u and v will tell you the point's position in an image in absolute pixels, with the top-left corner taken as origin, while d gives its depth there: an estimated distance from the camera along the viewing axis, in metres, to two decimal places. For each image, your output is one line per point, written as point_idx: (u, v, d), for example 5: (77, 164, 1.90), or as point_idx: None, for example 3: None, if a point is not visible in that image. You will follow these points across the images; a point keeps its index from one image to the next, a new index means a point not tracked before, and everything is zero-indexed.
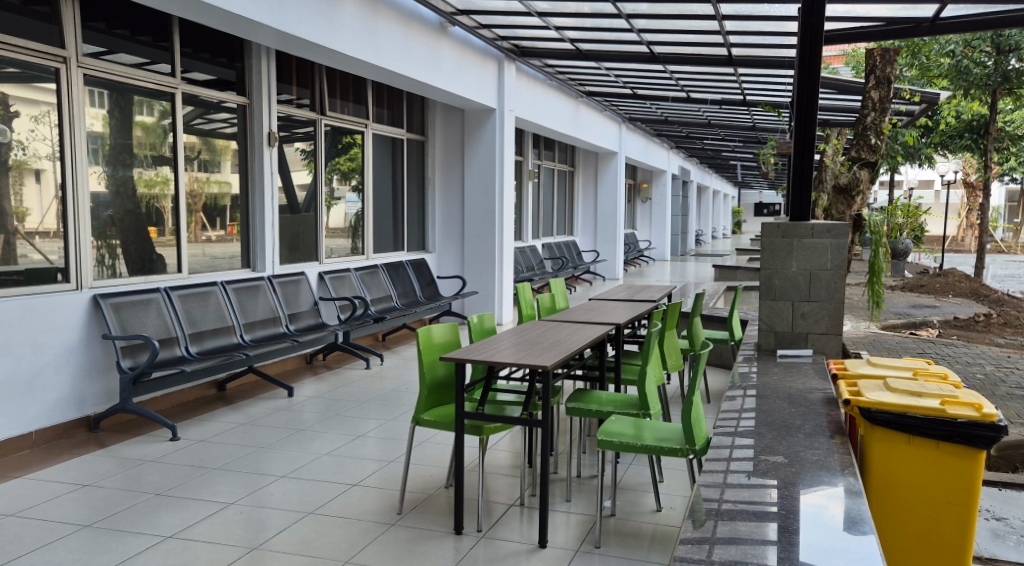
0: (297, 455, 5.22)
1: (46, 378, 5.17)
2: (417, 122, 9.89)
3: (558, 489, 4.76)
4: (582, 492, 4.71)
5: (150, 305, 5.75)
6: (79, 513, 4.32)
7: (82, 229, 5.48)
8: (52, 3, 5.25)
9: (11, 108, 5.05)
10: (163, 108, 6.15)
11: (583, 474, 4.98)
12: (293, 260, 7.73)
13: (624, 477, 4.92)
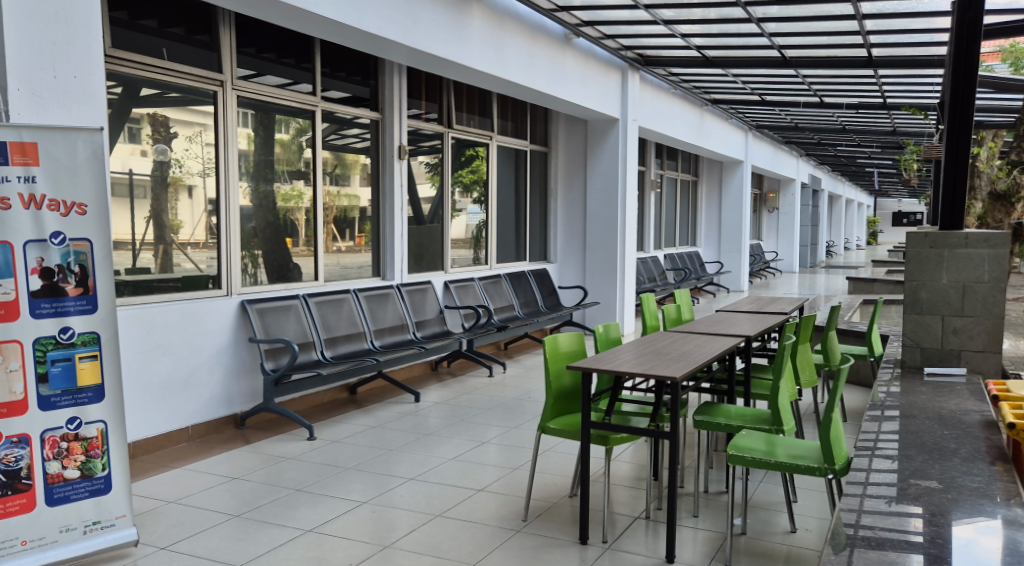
0: (425, 459, 5.36)
1: (200, 377, 5.52)
2: (540, 133, 9.98)
3: (686, 504, 4.69)
4: (711, 508, 4.63)
5: (290, 311, 6.04)
6: (228, 504, 4.58)
7: (230, 239, 5.81)
8: (212, 31, 5.64)
9: (170, 129, 5.41)
10: (298, 125, 6.40)
11: (712, 490, 4.89)
12: (420, 270, 7.94)
13: (755, 495, 4.80)
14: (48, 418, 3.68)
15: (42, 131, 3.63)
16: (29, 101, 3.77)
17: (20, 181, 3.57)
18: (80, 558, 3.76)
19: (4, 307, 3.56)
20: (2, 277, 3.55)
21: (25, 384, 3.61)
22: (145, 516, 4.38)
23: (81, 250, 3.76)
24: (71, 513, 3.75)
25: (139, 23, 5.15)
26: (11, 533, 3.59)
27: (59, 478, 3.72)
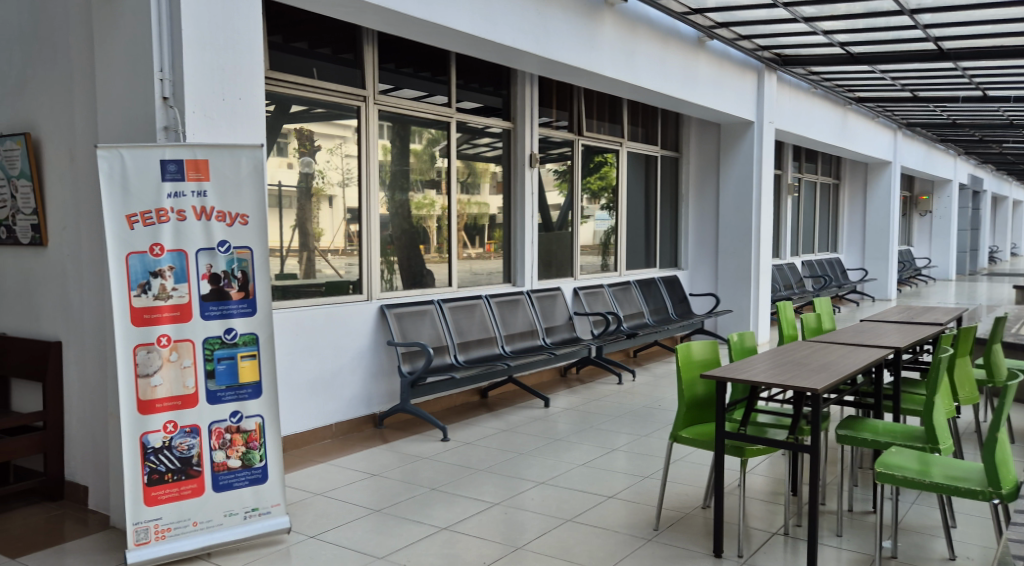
0: (554, 464, 5.46)
1: (343, 378, 5.82)
2: (671, 138, 9.94)
3: (828, 523, 4.58)
4: (856, 528, 4.50)
5: (425, 316, 6.29)
6: (369, 499, 4.82)
7: (370, 246, 6.12)
8: (356, 50, 5.95)
9: (314, 143, 5.74)
10: (431, 136, 6.62)
11: (857, 509, 4.75)
12: (549, 277, 8.05)
13: (907, 518, 4.62)
14: (214, 411, 4.02)
15: (213, 149, 3.97)
16: (202, 121, 4.12)
17: (193, 195, 3.95)
18: (241, 542, 4.08)
19: (180, 309, 3.94)
20: (178, 281, 3.93)
21: (196, 380, 3.97)
22: (296, 506, 4.68)
23: (243, 258, 4.08)
24: (233, 499, 4.07)
25: (292, 46, 5.51)
26: (184, 514, 3.95)
27: (224, 467, 4.04)
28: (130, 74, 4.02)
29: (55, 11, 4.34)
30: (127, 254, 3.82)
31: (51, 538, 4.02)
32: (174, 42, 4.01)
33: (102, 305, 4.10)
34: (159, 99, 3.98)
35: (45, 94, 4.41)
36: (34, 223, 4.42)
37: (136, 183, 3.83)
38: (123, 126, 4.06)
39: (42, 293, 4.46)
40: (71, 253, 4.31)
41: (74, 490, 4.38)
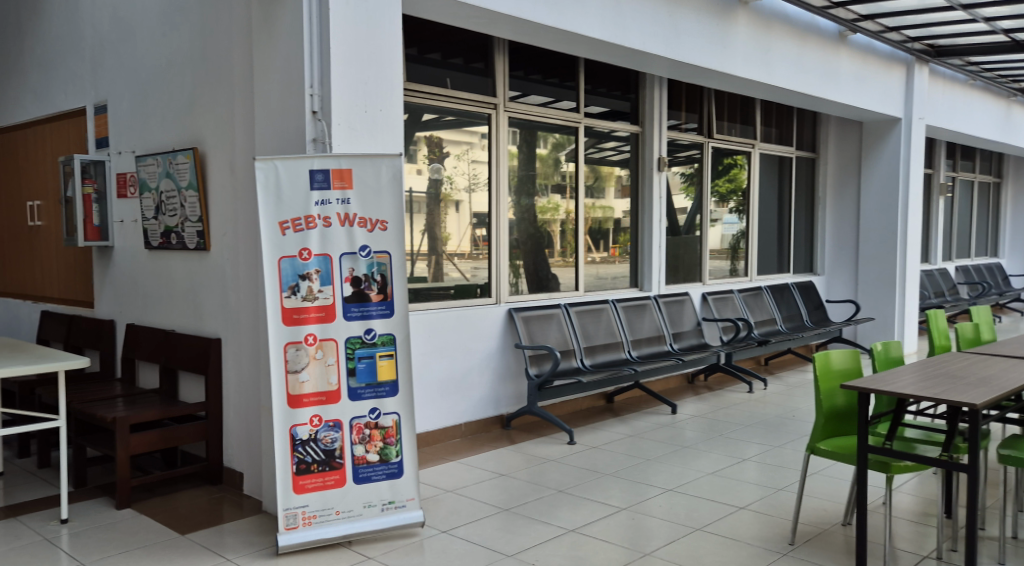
0: (683, 472, 5.42)
1: (472, 379, 5.96)
2: (808, 138, 9.66)
3: (987, 549, 4.34)
4: (1018, 556, 4.24)
5: (552, 319, 6.36)
6: (498, 498, 4.94)
7: (500, 249, 6.24)
8: (486, 59, 6.10)
9: (443, 149, 5.90)
10: (556, 141, 6.66)
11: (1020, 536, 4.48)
12: (676, 282, 7.97)
13: None
14: (355, 407, 4.24)
15: (356, 158, 4.20)
16: (347, 133, 4.35)
17: (338, 203, 4.20)
18: (378, 533, 4.28)
19: (325, 310, 4.19)
20: (323, 284, 4.19)
21: (339, 376, 4.21)
22: (429, 502, 4.85)
23: (382, 262, 4.29)
24: (372, 491, 4.27)
25: (427, 57, 5.71)
26: (328, 503, 4.19)
27: (363, 460, 4.25)
28: (285, 89, 4.31)
29: (215, 33, 4.66)
30: (280, 258, 4.12)
31: (211, 520, 4.34)
32: (323, 59, 4.26)
33: (257, 305, 4.40)
34: (308, 112, 4.25)
35: (210, 111, 4.73)
36: (199, 229, 4.76)
37: (288, 192, 4.12)
38: (277, 138, 4.36)
39: (205, 294, 4.81)
40: (230, 257, 4.63)
41: (231, 476, 4.70)
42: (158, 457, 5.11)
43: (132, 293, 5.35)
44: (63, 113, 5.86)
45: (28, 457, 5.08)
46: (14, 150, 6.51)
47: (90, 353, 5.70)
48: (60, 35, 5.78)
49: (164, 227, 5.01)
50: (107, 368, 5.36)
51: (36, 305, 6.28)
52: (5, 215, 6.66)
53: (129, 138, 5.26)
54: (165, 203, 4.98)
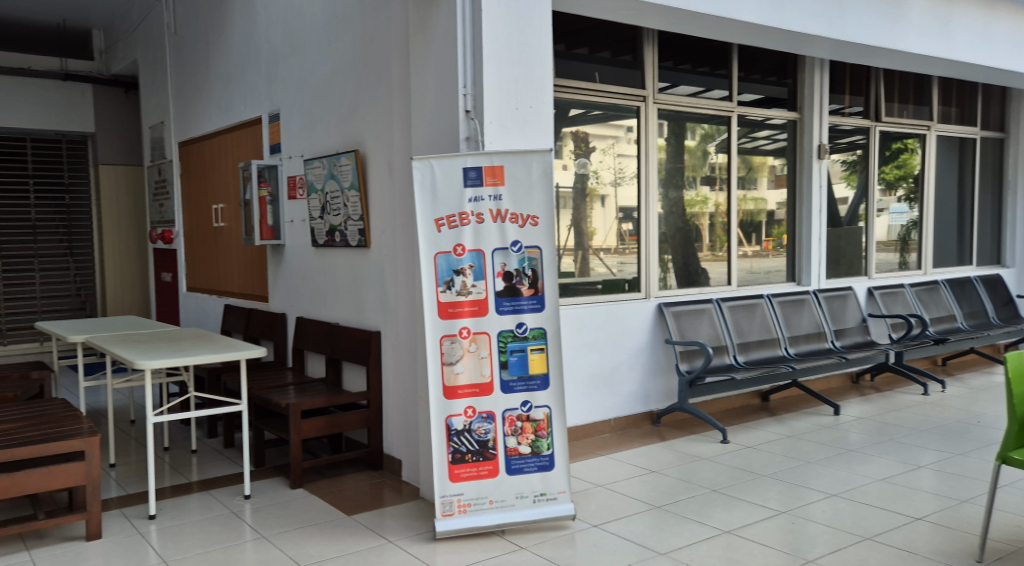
0: (848, 477, 5.18)
1: (623, 373, 5.91)
2: (994, 116, 8.96)
3: None
4: None
5: (704, 315, 6.22)
6: (649, 495, 4.90)
7: (650, 243, 6.16)
8: (635, 51, 6.04)
9: (589, 144, 5.87)
10: (704, 132, 6.50)
11: None
12: (838, 276, 7.59)
13: None
14: (508, 399, 4.36)
15: (507, 155, 4.31)
16: (498, 130, 4.48)
17: (490, 199, 4.33)
18: (531, 524, 4.36)
19: (478, 304, 4.33)
20: (476, 279, 4.33)
21: (492, 369, 4.34)
22: (580, 496, 4.89)
23: (533, 257, 4.37)
24: (524, 483, 4.36)
25: (575, 53, 5.72)
26: (482, 492, 4.32)
27: (516, 452, 4.36)
28: (439, 91, 4.46)
29: (374, 40, 4.88)
30: (435, 254, 4.28)
31: (372, 503, 4.57)
32: (475, 60, 4.39)
33: (413, 299, 4.59)
34: (462, 112, 4.39)
35: (371, 115, 4.96)
36: (360, 228, 5.01)
37: (443, 190, 4.29)
38: (432, 138, 4.53)
39: (366, 289, 5.05)
40: (388, 254, 4.84)
41: (391, 463, 4.92)
42: (325, 442, 5.42)
43: (300, 288, 5.69)
44: (242, 122, 6.31)
45: (215, 437, 5.51)
46: (201, 157, 7.06)
47: (265, 343, 6.11)
48: (239, 49, 6.23)
49: (329, 226, 5.30)
50: (280, 357, 5.72)
51: (220, 299, 6.81)
52: (195, 217, 7.26)
53: (298, 143, 5.60)
54: (330, 203, 5.26)
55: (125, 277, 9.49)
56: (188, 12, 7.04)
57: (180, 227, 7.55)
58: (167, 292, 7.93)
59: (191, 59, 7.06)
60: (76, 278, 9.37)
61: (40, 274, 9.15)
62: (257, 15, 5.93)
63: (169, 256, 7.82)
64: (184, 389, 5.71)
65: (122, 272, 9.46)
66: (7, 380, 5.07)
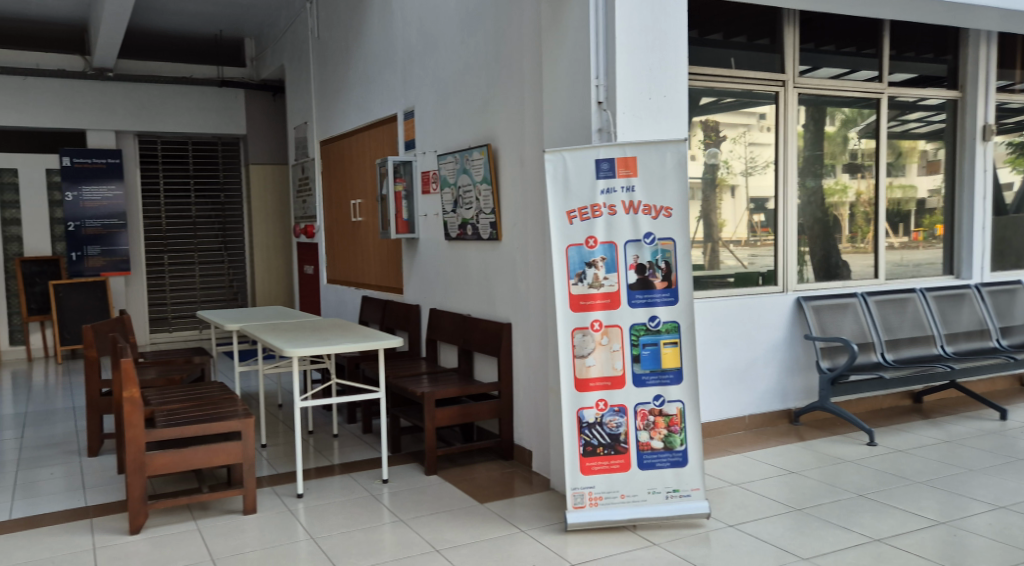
0: (1016, 488, 4.80)
1: (758, 369, 5.70)
2: None
3: None
4: None
5: (848, 310, 5.92)
6: (789, 496, 4.72)
7: (789, 235, 5.90)
8: (774, 34, 5.81)
9: (719, 133, 5.65)
10: (844, 117, 6.15)
11: None
12: (1004, 268, 7.01)
13: None
14: (640, 393, 4.32)
15: (641, 146, 4.27)
16: (631, 121, 4.44)
17: (623, 191, 4.30)
18: (664, 520, 4.30)
19: (610, 297, 4.31)
20: (609, 271, 4.31)
21: (623, 362, 4.31)
22: (714, 494, 4.77)
23: (667, 249, 4.31)
24: (656, 478, 4.31)
25: (709, 39, 5.55)
26: (614, 486, 4.30)
27: (648, 447, 4.31)
28: (572, 83, 4.46)
29: (507, 35, 4.94)
30: (567, 246, 4.30)
31: (505, 492, 4.65)
32: (608, 51, 4.37)
33: (544, 291, 4.63)
34: (595, 103, 4.38)
35: (503, 109, 5.02)
36: (492, 221, 5.09)
37: (575, 182, 4.29)
38: (564, 130, 4.53)
39: (497, 281, 5.12)
40: (519, 247, 4.89)
41: (522, 453, 4.98)
42: (459, 431, 5.54)
43: (434, 280, 5.84)
44: (379, 120, 6.54)
45: (354, 423, 5.75)
46: (340, 155, 7.37)
47: (399, 333, 6.32)
48: (377, 50, 6.45)
49: (462, 219, 5.41)
50: (413, 346, 5.90)
51: (357, 290, 7.09)
52: (334, 213, 7.59)
53: (432, 139, 5.75)
54: (463, 197, 5.37)
55: (271, 270, 10.09)
56: (331, 16, 7.34)
57: (321, 222, 7.92)
58: (309, 284, 8.33)
59: (333, 61, 7.37)
60: (230, 269, 10.20)
61: (201, 266, 10.03)
62: (395, 16, 6.12)
63: (311, 250, 8.22)
64: (326, 375, 5.98)
65: (269, 265, 10.07)
66: (173, 363, 5.49)
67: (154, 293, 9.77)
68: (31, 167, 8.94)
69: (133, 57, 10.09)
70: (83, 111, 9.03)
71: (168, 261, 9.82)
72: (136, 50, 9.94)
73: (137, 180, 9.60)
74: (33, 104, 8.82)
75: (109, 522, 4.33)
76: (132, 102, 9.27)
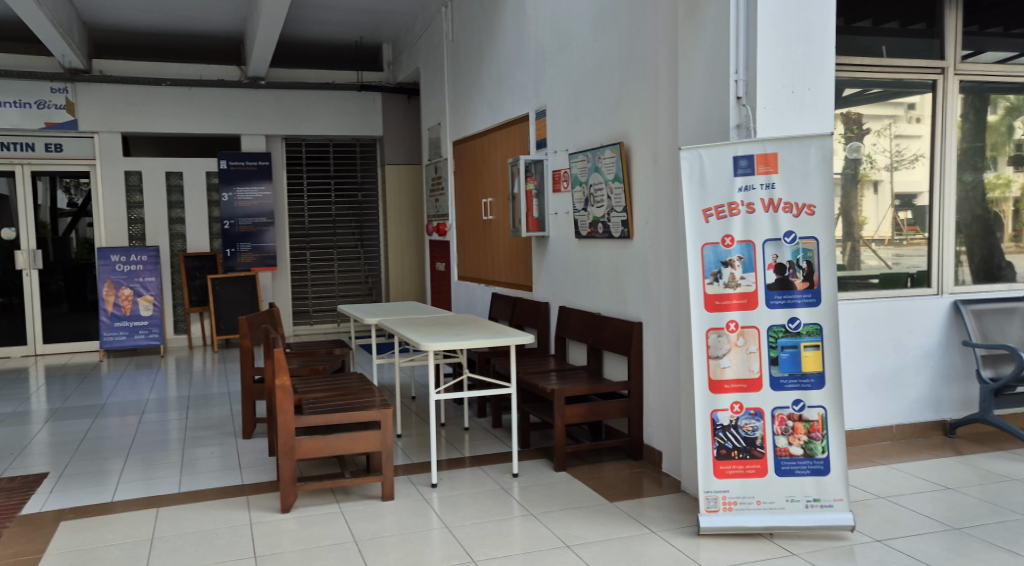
0: None
1: (907, 377, 5.36)
2: None
3: None
4: None
5: (1013, 315, 5.49)
6: (945, 513, 4.42)
7: (946, 234, 5.53)
8: (932, 18, 5.45)
9: (862, 125, 5.34)
10: (1009, 105, 5.67)
11: None
12: None
13: None
14: (778, 397, 4.17)
15: (782, 141, 4.13)
16: (772, 116, 4.30)
17: (762, 188, 4.16)
18: (804, 530, 4.14)
19: (747, 297, 4.19)
20: (746, 271, 4.19)
21: (760, 364, 4.18)
22: (859, 506, 4.54)
23: (809, 248, 4.14)
24: (795, 485, 4.16)
25: (857, 26, 5.28)
26: (749, 491, 4.18)
27: (786, 453, 4.17)
28: (708, 78, 4.37)
29: (641, 31, 4.89)
30: (702, 245, 4.20)
31: (634, 491, 4.62)
32: (749, 44, 4.24)
33: (677, 290, 4.57)
34: (733, 98, 4.27)
35: (635, 107, 4.98)
36: (624, 219, 5.06)
37: (712, 180, 4.20)
38: (700, 126, 4.44)
39: (629, 280, 5.08)
40: (652, 245, 4.83)
41: (651, 453, 4.94)
42: (587, 429, 5.56)
43: (563, 278, 5.86)
44: (511, 120, 6.63)
45: (485, 417, 5.88)
46: (472, 154, 7.53)
47: (529, 330, 6.40)
48: (511, 50, 6.53)
49: (593, 217, 5.40)
50: (542, 344, 5.96)
51: (489, 288, 7.22)
52: (466, 211, 7.76)
53: (564, 137, 5.77)
54: (594, 195, 5.36)
55: (405, 265, 10.42)
56: (465, 19, 7.49)
57: (454, 219, 8.11)
58: (441, 280, 8.55)
59: (467, 62, 7.53)
60: (366, 267, 10.60)
61: (339, 264, 10.49)
62: (529, 17, 6.18)
63: (444, 247, 8.45)
64: (458, 369, 6.13)
65: (402, 260, 10.41)
66: (315, 354, 5.80)
67: (297, 287, 10.33)
68: (194, 170, 9.67)
69: (283, 65, 10.80)
70: (238, 118, 9.72)
71: (310, 257, 10.34)
72: (285, 58, 10.53)
73: (284, 180, 10.21)
74: (198, 113, 9.58)
75: (262, 500, 4.63)
76: (280, 108, 9.88)
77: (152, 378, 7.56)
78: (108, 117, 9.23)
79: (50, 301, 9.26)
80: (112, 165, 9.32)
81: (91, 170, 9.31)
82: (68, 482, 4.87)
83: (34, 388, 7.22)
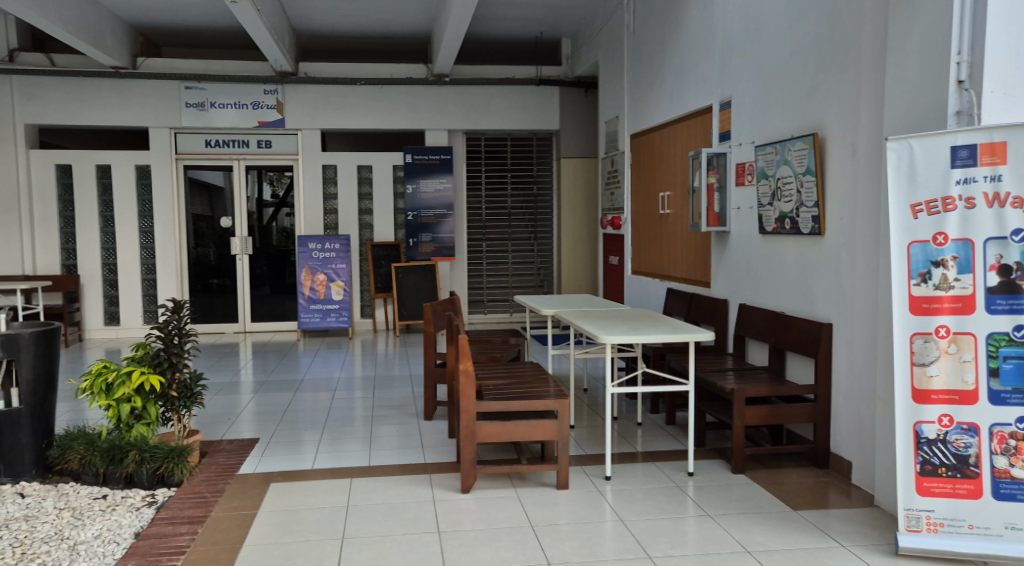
0: None
1: None
2: None
3: None
4: None
5: None
6: None
7: None
8: None
9: None
10: None
11: None
12: None
13: None
14: (998, 412, 3.76)
15: (1013, 128, 3.69)
16: (1003, 101, 3.81)
17: (986, 181, 3.75)
18: None
19: (962, 300, 3.81)
20: (962, 272, 3.81)
21: (977, 375, 3.79)
22: None
23: None
24: (1018, 512, 3.73)
25: None
26: (959, 513, 3.81)
27: (1007, 475, 3.74)
28: (925, 61, 4.00)
29: (844, 14, 4.57)
30: (909, 243, 3.88)
31: (819, 501, 4.36)
32: (975, 21, 3.81)
33: (875, 292, 4.25)
34: (954, 83, 3.87)
35: (833, 96, 4.67)
36: (814, 214, 4.76)
37: (924, 172, 3.86)
38: (914, 115, 4.07)
39: (818, 279, 4.78)
40: (847, 242, 4.52)
41: (840, 463, 4.65)
42: (767, 432, 5.34)
43: (745, 276, 5.62)
44: (692, 112, 6.47)
45: (658, 413, 5.81)
46: (651, 148, 7.42)
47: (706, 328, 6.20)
48: (695, 41, 6.35)
49: (780, 212, 5.13)
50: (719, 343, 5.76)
51: (663, 282, 7.08)
52: (642, 205, 7.67)
53: (751, 129, 5.51)
54: (782, 189, 5.09)
55: (576, 259, 10.56)
56: (647, 10, 7.38)
57: (629, 213, 8.03)
58: (614, 274, 8.50)
59: (648, 55, 7.40)
60: (539, 258, 10.84)
61: (514, 255, 10.78)
62: (718, 6, 5.97)
63: (617, 240, 8.38)
64: (633, 365, 6.08)
65: (574, 255, 10.54)
66: (491, 342, 5.96)
67: (472, 278, 10.71)
68: (382, 164, 10.25)
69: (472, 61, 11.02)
70: (425, 114, 10.19)
71: (485, 249, 10.69)
72: (468, 56, 10.90)
73: (463, 172, 10.53)
74: (393, 110, 10.16)
75: (444, 479, 4.85)
76: (461, 103, 10.24)
77: (342, 358, 8.14)
78: (310, 115, 10.01)
79: (256, 283, 10.23)
80: (312, 160, 10.09)
81: (294, 164, 10.14)
82: (274, 448, 5.37)
83: (243, 362, 8.00)
